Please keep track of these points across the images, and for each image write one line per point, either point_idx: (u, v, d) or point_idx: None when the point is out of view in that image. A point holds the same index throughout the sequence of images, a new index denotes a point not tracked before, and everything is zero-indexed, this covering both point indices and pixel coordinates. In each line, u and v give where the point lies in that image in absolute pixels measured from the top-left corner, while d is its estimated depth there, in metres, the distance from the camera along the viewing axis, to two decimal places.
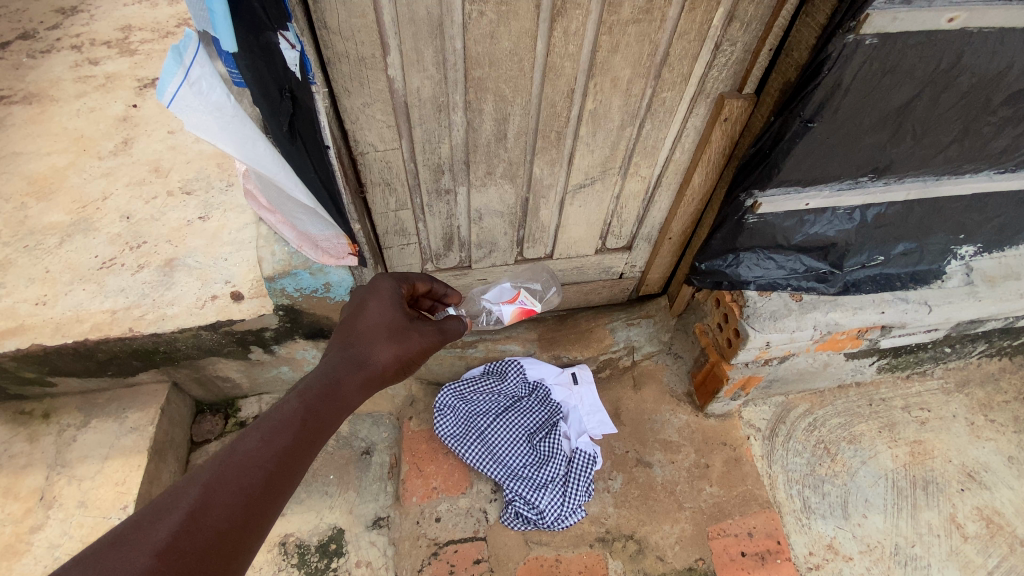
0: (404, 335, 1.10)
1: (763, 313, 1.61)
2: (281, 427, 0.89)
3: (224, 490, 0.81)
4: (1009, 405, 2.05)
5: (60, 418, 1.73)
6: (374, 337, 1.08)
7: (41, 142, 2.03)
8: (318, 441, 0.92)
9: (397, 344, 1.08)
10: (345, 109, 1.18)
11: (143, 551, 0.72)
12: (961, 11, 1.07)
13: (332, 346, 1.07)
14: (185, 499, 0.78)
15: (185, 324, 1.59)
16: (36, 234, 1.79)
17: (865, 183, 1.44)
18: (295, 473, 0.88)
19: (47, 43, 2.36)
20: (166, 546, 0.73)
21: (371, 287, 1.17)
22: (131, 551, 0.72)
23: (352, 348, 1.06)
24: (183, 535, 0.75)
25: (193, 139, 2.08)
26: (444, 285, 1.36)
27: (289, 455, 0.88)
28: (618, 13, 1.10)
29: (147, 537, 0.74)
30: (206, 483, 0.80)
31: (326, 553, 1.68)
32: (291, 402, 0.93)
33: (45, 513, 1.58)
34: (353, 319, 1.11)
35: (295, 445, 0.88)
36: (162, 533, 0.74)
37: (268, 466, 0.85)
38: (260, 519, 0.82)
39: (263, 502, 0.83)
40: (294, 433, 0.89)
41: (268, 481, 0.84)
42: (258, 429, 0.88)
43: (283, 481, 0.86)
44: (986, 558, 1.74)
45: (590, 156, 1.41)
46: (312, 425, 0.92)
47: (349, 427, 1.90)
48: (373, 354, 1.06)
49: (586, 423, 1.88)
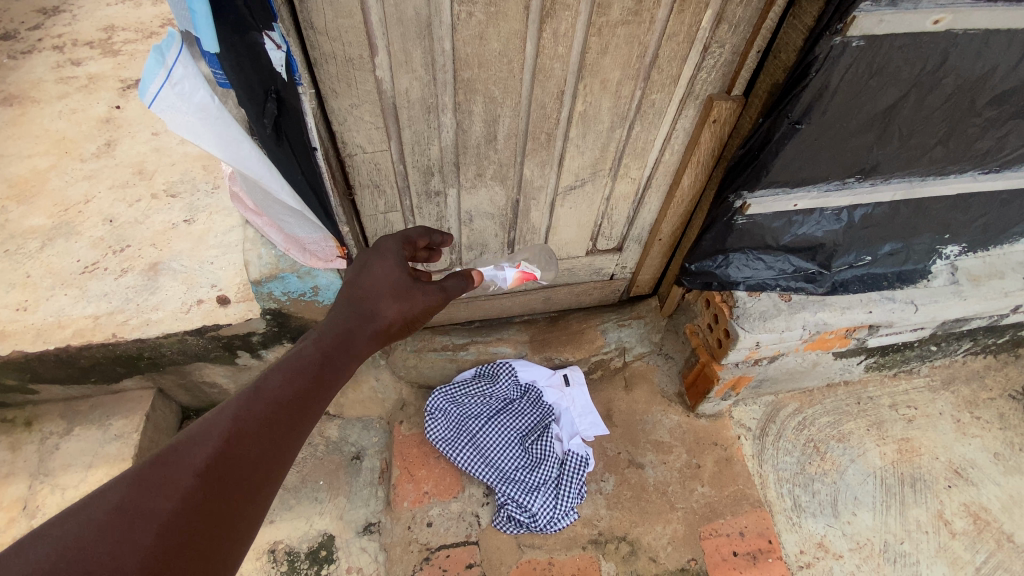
0: (412, 289, 1.04)
1: (752, 313, 1.62)
2: (300, 370, 0.85)
3: (255, 419, 0.78)
4: (994, 402, 2.08)
5: (41, 426, 1.69)
6: (383, 290, 1.03)
7: (21, 144, 1.99)
8: (339, 382, 0.89)
9: (403, 299, 1.03)
10: (333, 110, 1.17)
11: (183, 473, 0.71)
12: (946, 13, 1.08)
13: (344, 293, 1.03)
14: (217, 426, 0.76)
15: (171, 330, 1.56)
16: (17, 238, 1.75)
17: (852, 184, 1.45)
18: (319, 411, 0.85)
19: (27, 43, 2.32)
20: (206, 469, 0.72)
21: (382, 243, 1.12)
22: (173, 472, 0.70)
23: (361, 298, 1.01)
24: (219, 461, 0.73)
25: (178, 141, 2.05)
26: (440, 236, 1.29)
27: (312, 393, 0.85)
28: (608, 14, 1.10)
29: (185, 460, 0.71)
30: (236, 413, 0.77)
31: (316, 560, 1.66)
32: (307, 347, 0.89)
33: (27, 523, 1.54)
34: (365, 268, 1.07)
35: (314, 385, 0.85)
36: (200, 457, 0.72)
37: (294, 401, 0.82)
38: (290, 450, 0.80)
39: (292, 434, 0.80)
40: (312, 375, 0.86)
41: (294, 416, 0.81)
42: (279, 368, 0.84)
43: (308, 417, 0.83)
44: (974, 554, 1.76)
45: (581, 157, 1.41)
46: (328, 370, 0.88)
47: (339, 432, 1.88)
48: (383, 306, 1.01)
49: (578, 425, 1.88)
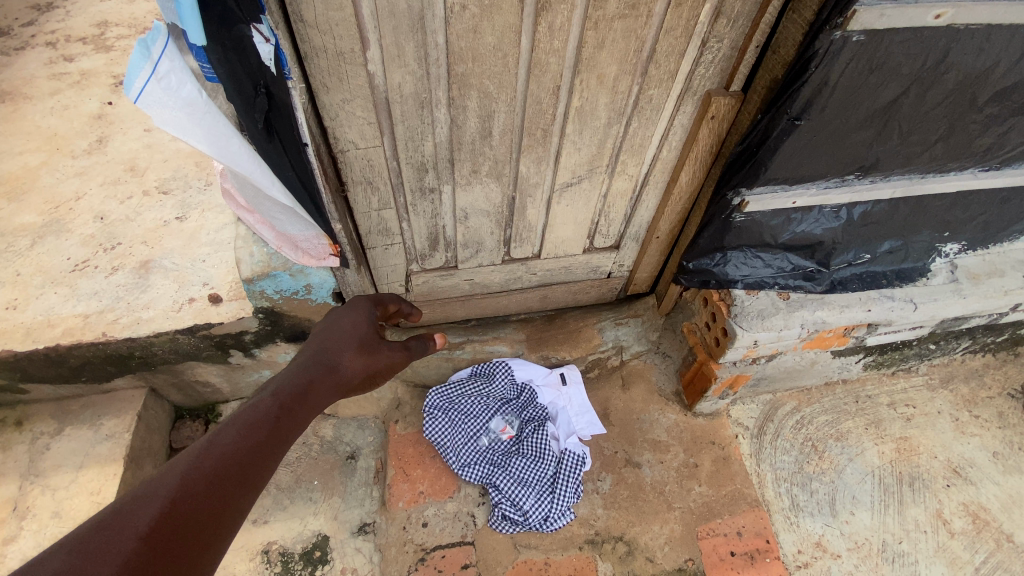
0: (374, 347, 1.14)
1: (750, 311, 1.60)
2: (256, 424, 0.88)
3: (204, 478, 0.78)
4: (993, 401, 2.07)
5: (31, 425, 1.67)
6: (345, 346, 1.10)
7: (12, 141, 1.97)
8: (291, 439, 0.92)
9: (365, 354, 1.11)
10: (324, 105, 1.15)
11: (125, 535, 0.69)
12: (949, 7, 1.06)
13: (303, 352, 1.09)
14: (164, 486, 0.76)
15: (162, 328, 1.55)
16: (7, 236, 1.73)
17: (851, 181, 1.44)
18: (270, 468, 0.86)
19: (19, 39, 2.29)
20: (149, 531, 0.70)
21: (347, 305, 1.22)
22: (115, 534, 0.69)
23: (322, 352, 1.08)
24: (165, 520, 0.72)
25: (171, 138, 2.03)
26: (409, 306, 1.39)
27: (265, 449, 0.87)
28: (604, 8, 1.08)
29: (129, 522, 0.70)
30: (185, 472, 0.78)
31: (310, 561, 1.65)
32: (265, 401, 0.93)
33: (17, 524, 1.53)
34: (328, 328, 1.14)
35: (269, 440, 0.88)
36: (144, 518, 0.71)
37: (247, 458, 0.84)
38: (238, 510, 0.79)
39: (241, 493, 0.80)
40: (268, 429, 0.89)
41: (246, 471, 0.82)
42: (234, 425, 0.87)
43: (260, 474, 0.84)
44: (973, 554, 1.75)
45: (577, 153, 1.39)
46: (286, 423, 0.92)
47: (334, 432, 1.86)
48: (343, 361, 1.08)
49: (574, 424, 1.87)
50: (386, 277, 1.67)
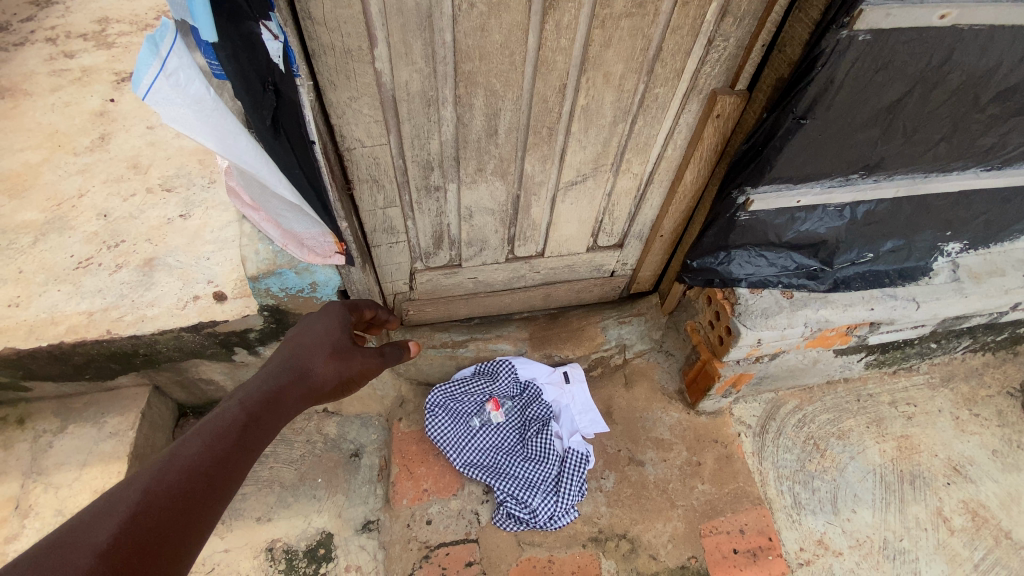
0: (347, 353, 1.13)
1: (754, 310, 1.61)
2: (222, 434, 0.87)
3: (165, 492, 0.77)
4: (993, 399, 2.08)
5: (34, 423, 1.67)
6: (317, 351, 1.09)
7: (13, 138, 1.96)
8: (260, 447, 0.91)
9: (337, 360, 1.10)
10: (331, 103, 1.15)
11: (83, 553, 0.68)
12: (953, 7, 1.06)
13: (274, 358, 1.07)
14: (124, 501, 0.75)
15: (166, 326, 1.54)
16: (9, 233, 1.72)
17: (856, 180, 1.44)
18: (236, 479, 0.85)
19: (20, 36, 2.28)
20: (107, 547, 0.69)
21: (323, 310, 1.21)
22: (71, 553, 0.68)
23: (294, 358, 1.07)
24: (125, 536, 0.72)
25: (173, 135, 2.02)
26: (385, 313, 1.44)
27: (231, 459, 0.85)
28: (611, 6, 1.08)
29: (87, 539, 0.70)
30: (146, 486, 0.77)
31: (314, 558, 1.65)
32: (232, 409, 0.91)
33: (20, 522, 1.52)
34: (301, 333, 1.12)
35: (236, 450, 0.87)
36: (102, 535, 0.70)
37: (211, 470, 0.82)
38: (202, 523, 0.78)
39: (205, 505, 0.79)
40: (234, 439, 0.88)
41: (210, 482, 0.81)
42: (199, 435, 0.86)
43: (225, 484, 0.83)
44: (973, 551, 1.76)
45: (583, 152, 1.39)
46: (254, 432, 0.91)
47: (337, 429, 1.86)
48: (315, 366, 1.07)
49: (578, 422, 1.87)
50: (390, 275, 1.67)
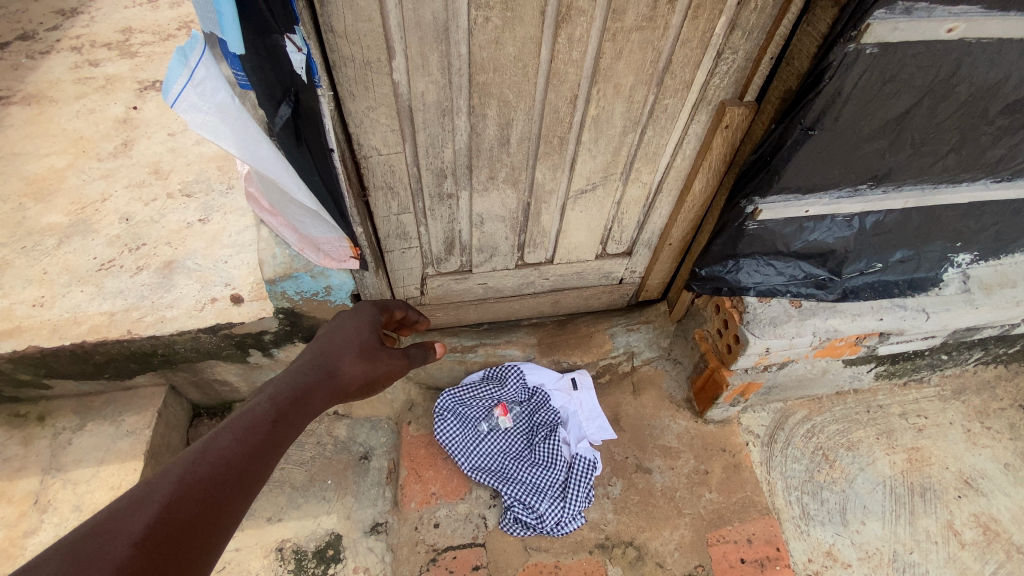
0: (374, 355, 1.16)
1: (763, 319, 1.62)
2: (252, 430, 0.89)
3: (198, 484, 0.80)
4: (1005, 413, 2.06)
5: (54, 421, 1.71)
6: (344, 352, 1.13)
7: (40, 143, 2.02)
8: (286, 443, 0.93)
9: (363, 362, 1.13)
10: (350, 113, 1.18)
11: (120, 541, 0.70)
12: (960, 21, 1.08)
13: (302, 356, 1.11)
14: (160, 492, 0.77)
15: (184, 328, 1.58)
16: (34, 235, 1.78)
17: (865, 191, 1.45)
18: (263, 473, 0.87)
19: (46, 44, 2.35)
20: (143, 537, 0.72)
21: (353, 311, 1.25)
22: (108, 541, 0.70)
23: (322, 357, 1.10)
24: (160, 525, 0.74)
25: (194, 142, 2.07)
26: (415, 313, 1.46)
27: (260, 454, 0.88)
28: (622, 20, 1.11)
29: (123, 528, 0.72)
30: (181, 477, 0.80)
31: (323, 560, 1.67)
32: (262, 405, 0.94)
33: (38, 517, 1.56)
34: (331, 334, 1.16)
35: (265, 445, 0.89)
36: (138, 524, 0.73)
37: (240, 464, 0.85)
38: (229, 516, 0.80)
39: (234, 497, 0.82)
40: (264, 434, 0.90)
41: (240, 476, 0.84)
42: (232, 428, 0.88)
43: (253, 478, 0.85)
44: (984, 565, 1.75)
45: (592, 161, 1.42)
46: (282, 428, 0.93)
47: (348, 432, 1.88)
48: (342, 367, 1.10)
49: (585, 428, 1.89)
50: (402, 280, 1.70)
